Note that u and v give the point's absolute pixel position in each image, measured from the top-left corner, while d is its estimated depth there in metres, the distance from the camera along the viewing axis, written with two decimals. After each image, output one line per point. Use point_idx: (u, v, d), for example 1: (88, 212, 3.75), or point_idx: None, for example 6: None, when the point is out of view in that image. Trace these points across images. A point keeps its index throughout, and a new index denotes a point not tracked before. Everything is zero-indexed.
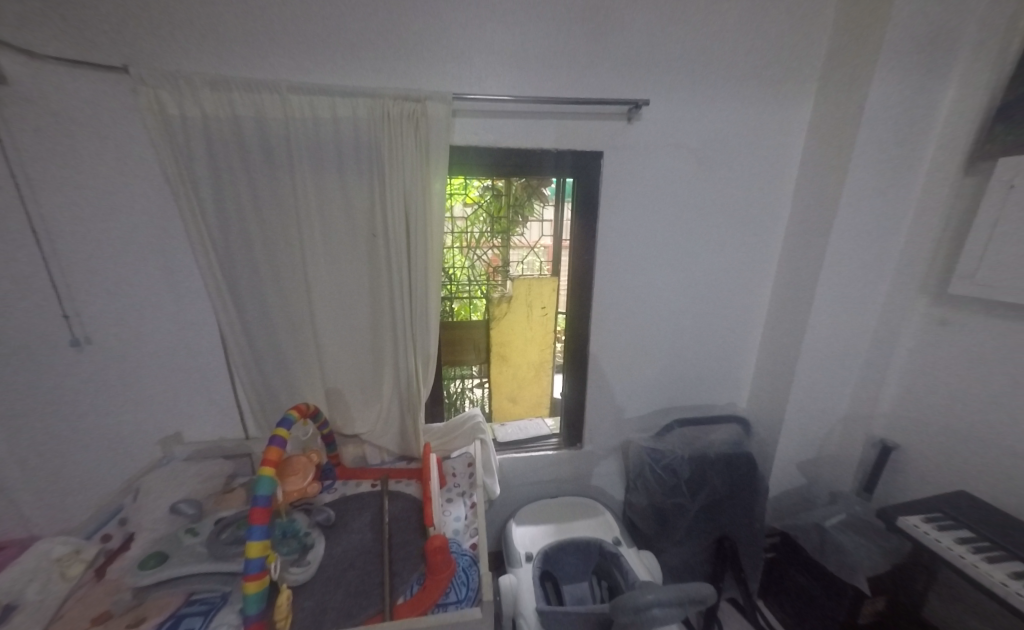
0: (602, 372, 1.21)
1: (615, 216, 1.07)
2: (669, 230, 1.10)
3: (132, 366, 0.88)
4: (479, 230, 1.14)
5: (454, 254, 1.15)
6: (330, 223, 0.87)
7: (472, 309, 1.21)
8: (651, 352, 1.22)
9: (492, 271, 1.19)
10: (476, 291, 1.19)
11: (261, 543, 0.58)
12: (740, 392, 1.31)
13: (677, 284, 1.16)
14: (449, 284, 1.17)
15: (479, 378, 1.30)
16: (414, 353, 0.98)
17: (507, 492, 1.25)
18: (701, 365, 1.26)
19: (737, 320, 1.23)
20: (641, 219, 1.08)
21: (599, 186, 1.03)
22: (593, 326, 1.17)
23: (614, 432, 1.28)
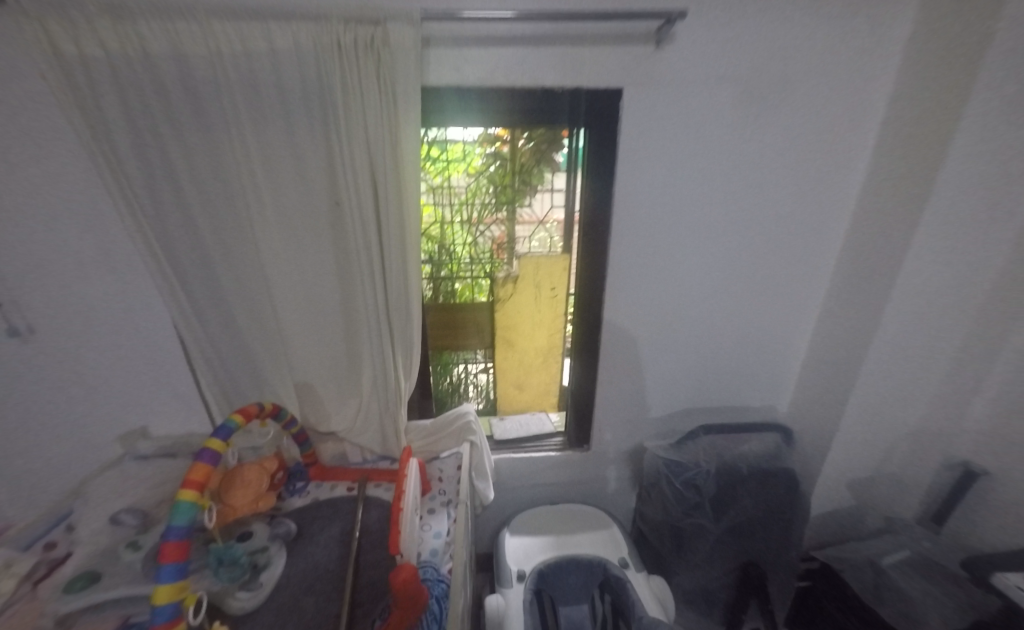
0: (615, 366, 1.04)
1: (638, 181, 0.86)
2: (705, 198, 0.88)
3: (83, 357, 0.80)
4: (481, 201, 0.95)
5: (455, 227, 0.98)
6: (284, 191, 0.73)
7: (478, 289, 1.06)
8: (676, 345, 1.04)
9: (497, 249, 1.02)
10: (480, 271, 1.04)
11: (172, 589, 0.45)
12: (779, 390, 1.11)
13: (712, 266, 0.95)
14: (448, 263, 1.02)
15: (484, 363, 1.16)
16: (391, 344, 0.84)
17: (504, 493, 1.14)
18: (736, 359, 1.07)
19: (783, 307, 1.01)
20: (671, 183, 0.86)
21: (617, 141, 0.82)
22: (606, 315, 0.98)
23: (627, 433, 1.13)
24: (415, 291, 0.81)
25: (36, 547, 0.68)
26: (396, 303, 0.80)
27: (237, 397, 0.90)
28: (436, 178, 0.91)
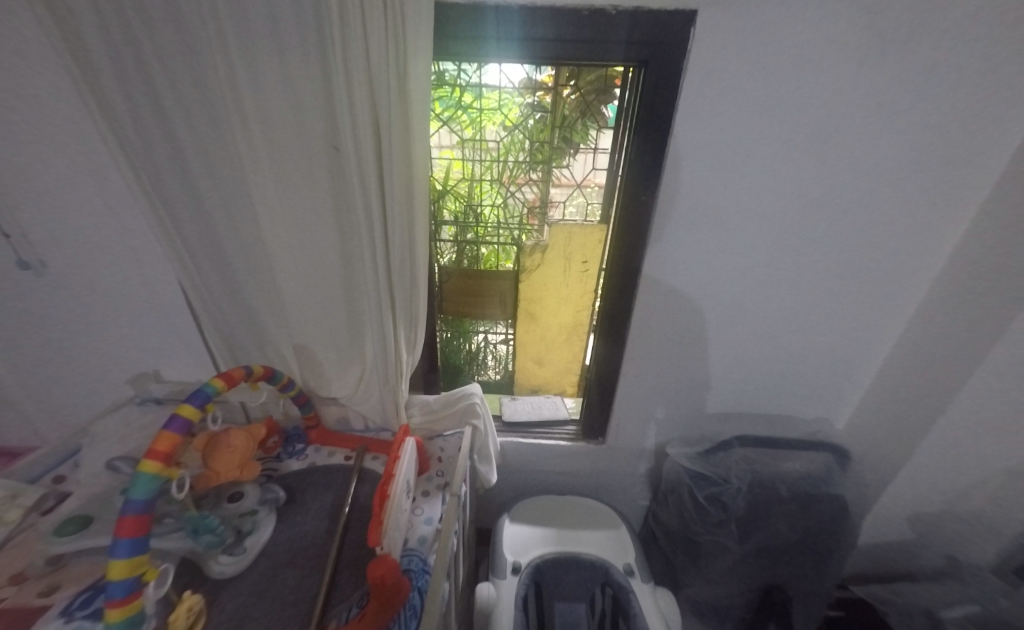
0: (643, 356, 0.93)
1: (697, 141, 0.69)
2: (783, 165, 0.70)
3: (96, 297, 0.81)
4: (515, 160, 0.95)
5: (484, 186, 0.99)
6: (276, 133, 0.63)
7: (503, 255, 1.10)
8: (717, 338, 0.91)
9: (530, 213, 1.03)
10: (508, 236, 1.06)
11: (125, 567, 0.42)
12: (831, 398, 0.97)
13: (776, 249, 0.79)
14: (477, 226, 1.04)
15: (505, 332, 1.29)
16: (392, 315, 0.77)
17: (509, 475, 1.10)
18: (787, 358, 0.93)
19: (856, 305, 0.85)
20: (740, 144, 0.69)
21: (678, 86, 0.65)
22: (638, 298, 0.87)
23: (649, 431, 1.02)
24: (420, 258, 0.72)
25: (44, 480, 0.70)
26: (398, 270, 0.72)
27: (242, 351, 0.88)
28: (471, 135, 0.91)
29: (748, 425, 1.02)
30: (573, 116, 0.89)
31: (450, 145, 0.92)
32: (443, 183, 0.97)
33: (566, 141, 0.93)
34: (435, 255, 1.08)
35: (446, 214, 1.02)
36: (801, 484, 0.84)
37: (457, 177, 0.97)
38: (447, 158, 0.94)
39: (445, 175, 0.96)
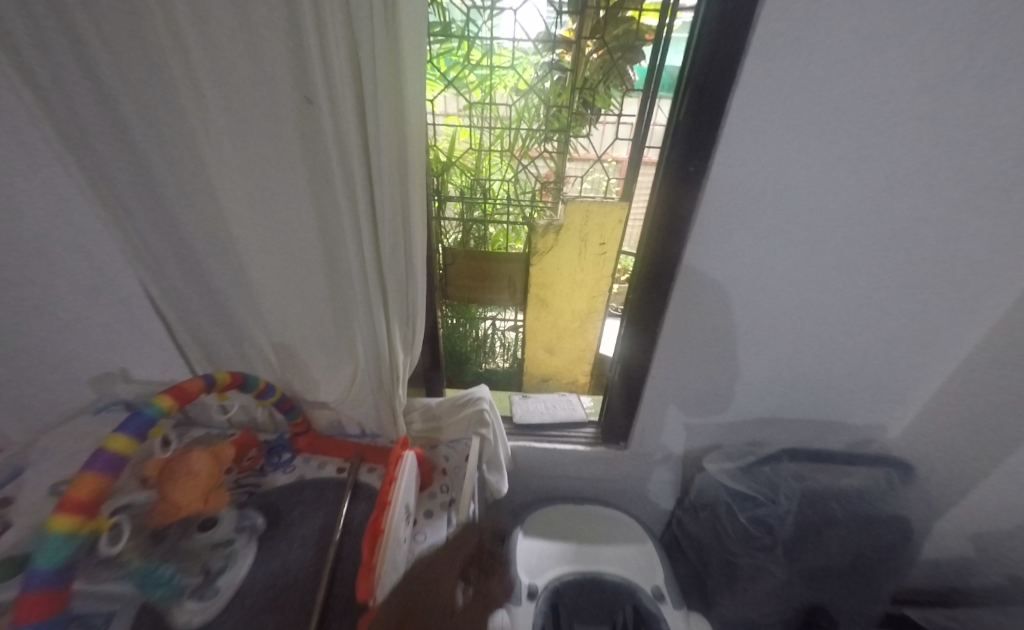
0: (677, 357, 0.81)
1: (769, 109, 0.53)
2: (881, 138, 0.55)
3: (40, 290, 0.69)
4: (528, 128, 0.82)
5: (493, 159, 0.85)
6: (231, 103, 0.50)
7: (512, 235, 1.00)
8: (768, 337, 0.78)
9: (542, 189, 0.93)
10: (518, 216, 0.95)
11: None
12: (893, 404, 0.85)
13: (851, 238, 0.65)
14: (484, 203, 0.92)
15: (513, 318, 1.23)
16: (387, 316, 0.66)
17: (521, 480, 1.00)
18: (847, 362, 0.80)
19: (941, 303, 0.71)
20: (827, 114, 0.54)
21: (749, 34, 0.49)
22: (676, 296, 0.73)
23: (679, 437, 0.92)
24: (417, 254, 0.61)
25: None
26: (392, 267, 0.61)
27: (218, 351, 0.77)
28: (481, 99, 0.76)
29: (788, 432, 0.92)
30: (597, 76, 0.78)
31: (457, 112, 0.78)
32: (447, 156, 0.83)
33: (587, 107, 0.83)
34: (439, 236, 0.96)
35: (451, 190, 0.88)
36: (858, 503, 0.74)
37: (463, 148, 0.83)
38: (453, 126, 0.79)
39: (449, 146, 0.82)
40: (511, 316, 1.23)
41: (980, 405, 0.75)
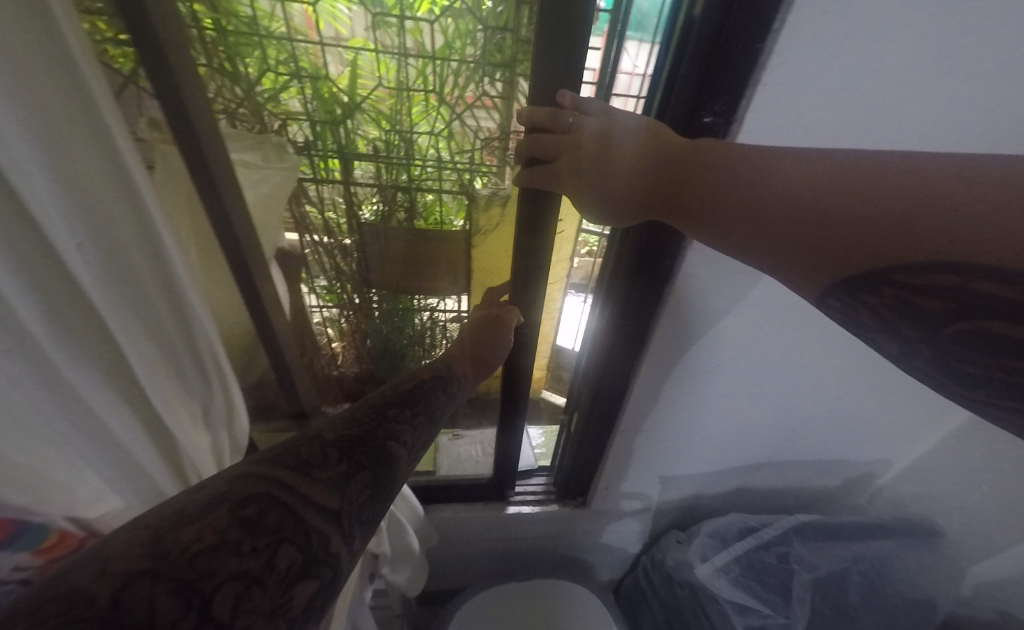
0: (656, 417, 0.60)
1: (778, 82, 0.30)
2: (996, 101, 0.31)
3: None
4: (460, 67, 0.57)
5: (425, 108, 0.62)
6: None
7: (453, 205, 0.74)
8: (764, 392, 0.57)
9: (488, 148, 0.65)
10: (453, 167, 0.68)
11: None
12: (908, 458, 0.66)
13: None
14: (413, 163, 0.68)
15: (456, 308, 0.91)
16: (151, 424, 0.41)
17: (455, 545, 0.79)
18: (857, 412, 0.59)
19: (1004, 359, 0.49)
20: (846, 96, 0.31)
21: (746, 47, 0.29)
22: (658, 329, 0.49)
23: (653, 490, 0.72)
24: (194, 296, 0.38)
25: None
26: (149, 340, 0.37)
27: None
28: (395, 12, 0.52)
29: (781, 479, 0.72)
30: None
31: (364, 32, 0.54)
32: (388, 120, 0.63)
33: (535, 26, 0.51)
34: (352, 205, 0.75)
35: (355, 148, 0.66)
36: (821, 565, 0.63)
37: (372, 83, 0.59)
38: (360, 52, 0.56)
39: (352, 82, 0.59)
40: (455, 304, 0.91)
41: None
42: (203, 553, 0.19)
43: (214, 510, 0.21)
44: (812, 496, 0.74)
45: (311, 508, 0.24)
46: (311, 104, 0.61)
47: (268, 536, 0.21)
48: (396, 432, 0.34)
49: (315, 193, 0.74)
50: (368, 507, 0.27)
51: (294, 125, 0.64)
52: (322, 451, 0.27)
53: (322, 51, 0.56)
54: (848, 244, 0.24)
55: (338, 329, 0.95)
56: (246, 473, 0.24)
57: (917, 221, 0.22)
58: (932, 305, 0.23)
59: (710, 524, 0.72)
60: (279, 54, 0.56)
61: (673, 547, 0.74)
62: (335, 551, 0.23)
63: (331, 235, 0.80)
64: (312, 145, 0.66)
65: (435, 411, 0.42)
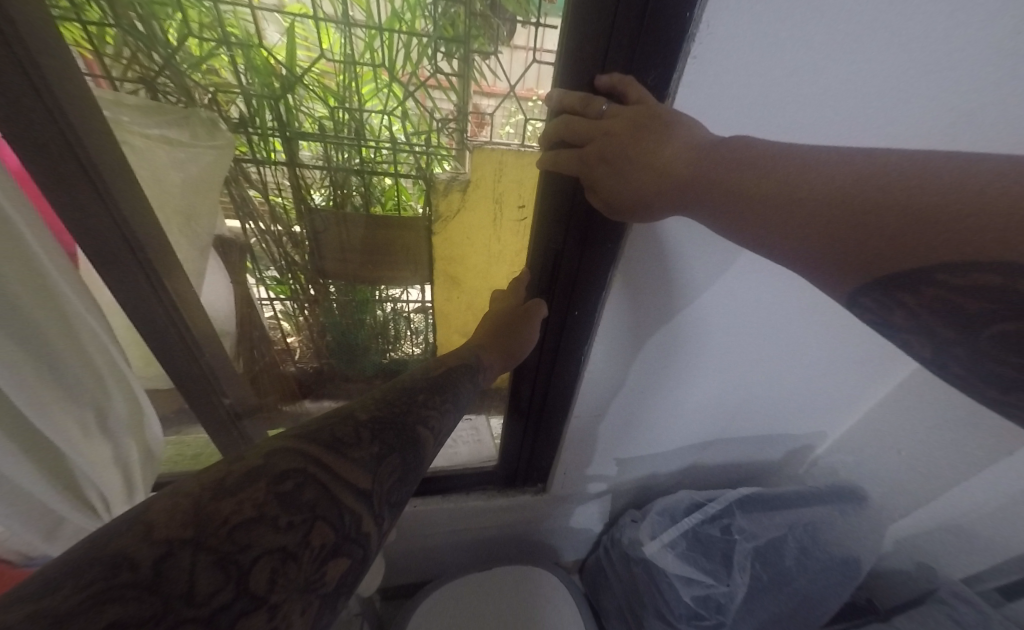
0: (615, 403, 0.61)
1: (710, 65, 0.30)
2: (896, 90, 0.33)
3: None
4: (409, 35, 0.50)
5: (375, 86, 0.55)
6: None
7: (412, 190, 0.69)
8: (712, 373, 0.59)
9: (444, 129, 0.60)
10: (408, 151, 0.62)
11: None
12: (840, 424, 0.71)
13: None
14: (366, 146, 0.62)
15: (420, 299, 0.88)
16: (21, 433, 0.36)
17: (418, 540, 0.77)
18: (800, 388, 0.63)
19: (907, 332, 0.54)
20: (779, 82, 0.31)
21: (677, 18, 0.28)
22: (607, 316, 0.49)
23: (613, 473, 0.74)
24: (68, 287, 0.34)
25: None
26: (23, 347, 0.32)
27: None
28: None
29: (732, 455, 0.76)
30: None
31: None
32: (337, 100, 0.57)
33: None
34: (300, 190, 0.68)
35: (300, 127, 0.59)
36: (757, 537, 0.67)
37: (315, 55, 0.52)
38: (301, 19, 0.49)
39: (291, 54, 0.51)
40: (417, 295, 0.87)
41: (921, 438, 0.63)
42: (241, 527, 0.21)
43: (253, 484, 0.23)
44: (758, 468, 0.79)
45: (344, 490, 0.25)
46: (246, 78, 0.53)
47: (304, 513, 0.23)
48: (425, 417, 0.35)
49: (257, 176, 0.66)
50: (397, 490, 0.29)
51: (229, 101, 0.55)
52: (355, 433, 0.29)
53: (249, 14, 0.48)
54: (839, 239, 0.26)
55: (294, 324, 0.88)
56: (287, 448, 0.26)
57: (918, 213, 0.23)
58: (974, 306, 0.23)
59: (661, 503, 0.75)
60: (201, 17, 0.47)
61: (628, 526, 0.77)
62: (365, 530, 0.25)
63: (278, 222, 0.73)
64: (251, 123, 0.58)
65: (462, 398, 0.42)
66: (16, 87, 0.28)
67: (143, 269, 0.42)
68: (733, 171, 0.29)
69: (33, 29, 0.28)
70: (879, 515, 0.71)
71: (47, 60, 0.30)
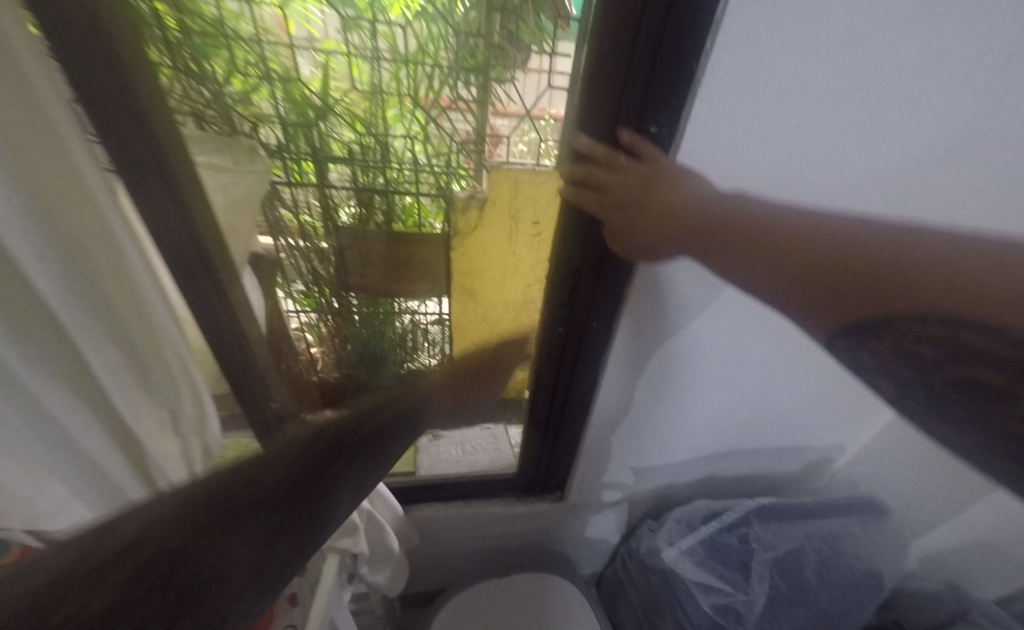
0: (632, 409, 0.62)
1: (718, 100, 0.34)
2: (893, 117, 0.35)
3: None
4: (429, 65, 0.55)
5: (397, 111, 0.60)
6: None
7: (432, 208, 0.73)
8: (728, 383, 0.60)
9: (462, 151, 0.64)
10: (427, 172, 0.67)
11: None
12: (858, 436, 0.71)
13: None
14: (387, 168, 0.67)
15: (438, 311, 0.89)
16: (116, 429, 0.41)
17: (438, 545, 0.79)
18: (815, 397, 0.64)
19: None
20: (776, 110, 0.34)
21: (687, 66, 0.32)
22: (623, 327, 0.51)
23: (629, 482, 0.75)
24: (160, 305, 0.38)
25: None
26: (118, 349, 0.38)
27: None
28: (365, 16, 0.50)
29: (749, 466, 0.76)
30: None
31: (336, 34, 0.52)
32: (361, 126, 0.61)
33: (505, 33, 0.54)
34: (328, 209, 0.73)
35: (329, 150, 0.64)
36: (775, 548, 0.67)
37: (346, 86, 0.58)
38: (333, 54, 0.54)
39: (325, 85, 0.57)
40: (435, 307, 0.89)
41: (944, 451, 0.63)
42: (137, 579, 0.19)
43: (172, 531, 0.21)
44: (775, 479, 0.79)
45: (229, 565, 0.24)
46: (283, 108, 0.59)
47: (189, 573, 0.21)
48: (343, 490, 0.34)
49: (289, 197, 0.72)
50: (258, 575, 0.27)
51: (265, 128, 0.61)
52: (279, 495, 0.28)
53: (289, 51, 0.53)
54: (818, 287, 0.28)
55: (317, 334, 0.93)
56: (220, 489, 0.24)
57: (884, 270, 0.26)
58: (928, 354, 0.25)
59: (679, 510, 0.75)
60: (247, 56, 0.53)
61: (646, 536, 0.77)
62: (221, 615, 0.23)
63: (307, 238, 0.78)
64: (286, 147, 0.64)
65: (380, 468, 0.40)
66: (128, 130, 0.35)
67: (205, 285, 0.47)
68: (716, 209, 0.33)
69: (139, 85, 0.34)
70: (902, 530, 0.70)
71: (146, 109, 0.35)
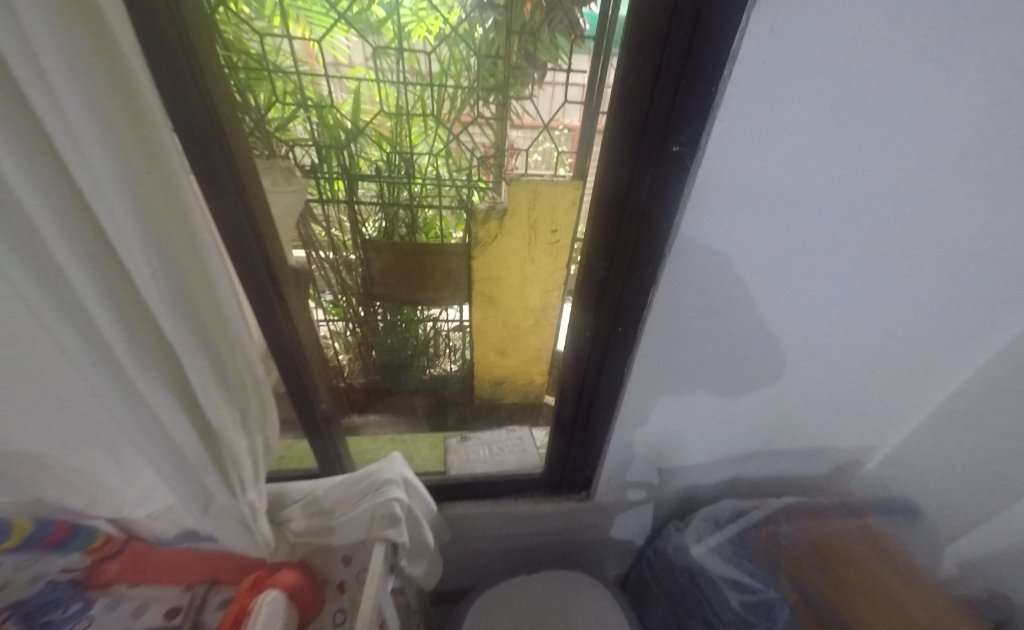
0: (655, 410, 0.64)
1: (747, 117, 0.34)
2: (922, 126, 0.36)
3: None
4: (455, 88, 0.61)
5: (423, 131, 0.66)
6: None
7: (452, 220, 0.79)
8: (752, 384, 0.61)
9: (482, 165, 0.70)
10: (452, 184, 0.73)
11: None
12: (889, 436, 0.70)
13: (869, 255, 0.46)
14: (414, 182, 0.72)
15: (459, 319, 0.97)
16: (203, 432, 0.45)
17: (469, 542, 0.83)
18: (842, 397, 0.64)
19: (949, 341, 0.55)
20: (800, 121, 0.35)
21: (706, 90, 0.35)
22: (648, 330, 0.53)
23: (654, 482, 0.77)
24: (237, 312, 0.43)
25: None
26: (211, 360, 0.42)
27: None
28: (393, 45, 0.55)
29: (776, 467, 0.76)
30: (532, 25, 0.55)
31: (365, 61, 0.57)
32: (390, 145, 0.67)
33: (522, 56, 0.58)
34: (356, 223, 0.78)
35: (358, 170, 0.70)
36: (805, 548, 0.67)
37: (373, 109, 0.63)
38: (361, 80, 0.59)
39: (355, 108, 0.62)
40: (457, 315, 0.96)
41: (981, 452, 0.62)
42: None
43: None
44: (804, 480, 0.79)
45: None
46: (316, 130, 0.63)
47: None
48: None
49: (320, 213, 0.76)
50: None
51: (300, 150, 0.65)
52: None
53: (324, 80, 0.58)
54: None
55: (344, 343, 0.93)
56: None
57: None
58: None
59: (704, 510, 0.77)
60: (285, 86, 0.57)
61: (672, 534, 0.78)
62: None
63: (336, 251, 0.82)
64: (319, 168, 0.68)
65: None
66: (212, 161, 0.40)
67: (264, 295, 0.53)
68: None
69: (215, 123, 0.39)
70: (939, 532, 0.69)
71: (217, 144, 0.40)
